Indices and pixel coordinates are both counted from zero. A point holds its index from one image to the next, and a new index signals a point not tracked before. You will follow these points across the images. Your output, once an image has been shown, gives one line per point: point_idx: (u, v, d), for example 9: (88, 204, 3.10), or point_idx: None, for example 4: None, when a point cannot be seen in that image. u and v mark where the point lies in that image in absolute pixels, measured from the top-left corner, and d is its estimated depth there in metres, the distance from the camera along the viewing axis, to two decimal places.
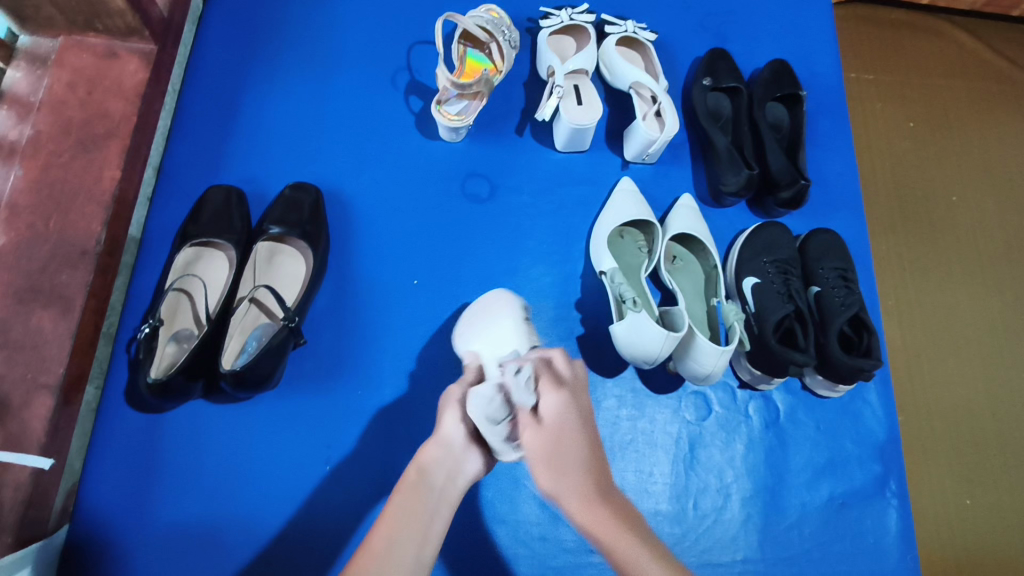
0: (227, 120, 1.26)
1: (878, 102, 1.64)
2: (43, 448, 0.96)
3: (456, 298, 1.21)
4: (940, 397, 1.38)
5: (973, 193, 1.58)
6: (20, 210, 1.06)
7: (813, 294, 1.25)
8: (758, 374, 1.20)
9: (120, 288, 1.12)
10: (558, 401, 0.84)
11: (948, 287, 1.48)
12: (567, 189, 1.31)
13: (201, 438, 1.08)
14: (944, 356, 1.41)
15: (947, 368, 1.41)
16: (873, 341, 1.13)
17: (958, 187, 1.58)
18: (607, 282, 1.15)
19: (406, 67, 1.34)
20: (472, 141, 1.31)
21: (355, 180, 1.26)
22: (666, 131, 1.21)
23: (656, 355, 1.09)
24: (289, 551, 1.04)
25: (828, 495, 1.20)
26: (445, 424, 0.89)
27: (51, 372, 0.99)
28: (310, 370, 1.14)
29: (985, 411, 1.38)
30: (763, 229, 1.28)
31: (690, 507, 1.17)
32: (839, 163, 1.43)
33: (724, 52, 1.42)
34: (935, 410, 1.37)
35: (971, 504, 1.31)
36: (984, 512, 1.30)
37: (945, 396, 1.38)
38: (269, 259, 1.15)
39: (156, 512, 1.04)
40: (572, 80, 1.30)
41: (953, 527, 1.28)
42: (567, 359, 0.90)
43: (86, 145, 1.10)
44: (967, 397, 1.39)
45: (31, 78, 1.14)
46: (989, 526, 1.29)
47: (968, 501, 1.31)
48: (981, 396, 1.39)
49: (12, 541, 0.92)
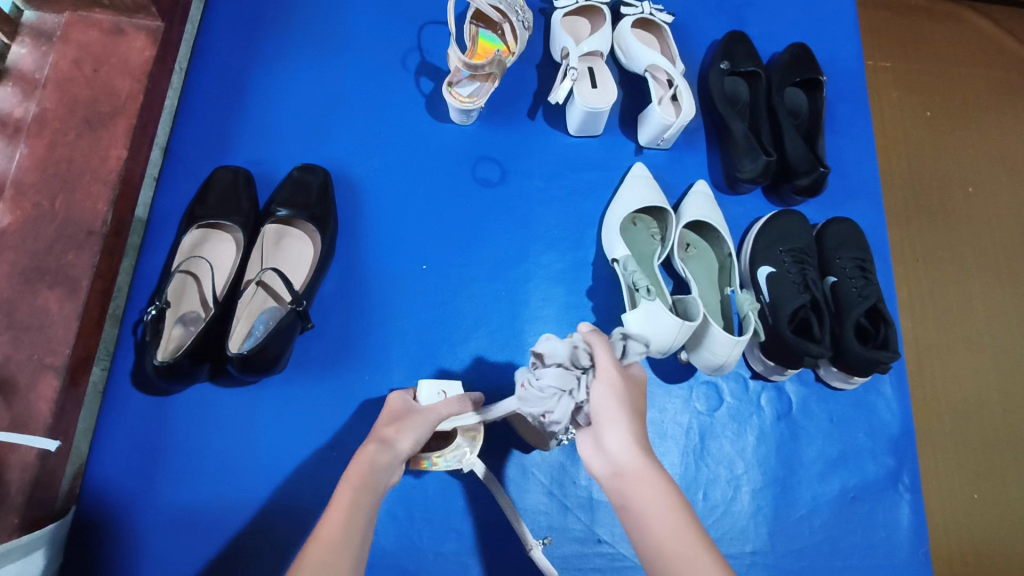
0: (234, 101, 1.24)
1: (895, 90, 1.60)
2: (50, 430, 0.95)
3: (464, 283, 1.19)
4: (952, 391, 1.35)
5: (989, 184, 1.54)
6: (25, 188, 1.04)
7: (829, 284, 1.23)
8: (772, 365, 1.18)
9: (126, 270, 1.11)
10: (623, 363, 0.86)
11: (961, 279, 1.45)
12: (579, 175, 1.28)
13: (208, 421, 1.07)
14: (955, 349, 1.39)
15: (958, 362, 1.38)
16: (890, 332, 1.12)
17: (974, 177, 1.54)
18: (620, 270, 1.13)
19: (417, 48, 1.31)
20: (483, 123, 1.28)
21: (364, 163, 1.24)
22: (682, 116, 1.19)
23: (670, 344, 1.07)
24: (296, 535, 1.04)
25: (840, 488, 1.18)
26: (404, 442, 0.89)
27: (57, 354, 0.97)
28: (317, 355, 1.13)
29: (996, 406, 1.36)
30: (779, 217, 1.26)
31: (699, 498, 1.16)
32: (858, 150, 1.40)
33: (743, 35, 1.38)
34: (946, 403, 1.34)
35: (979, 499, 1.29)
36: (993, 507, 1.28)
37: (956, 391, 1.35)
38: (277, 242, 1.13)
39: (162, 494, 1.03)
40: (587, 62, 1.28)
41: (962, 521, 1.27)
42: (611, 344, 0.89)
43: (93, 124, 1.08)
44: (979, 391, 1.36)
45: (36, 55, 1.12)
46: (996, 519, 1.27)
47: (977, 495, 1.29)
48: (992, 389, 1.37)
49: (19, 522, 0.91)
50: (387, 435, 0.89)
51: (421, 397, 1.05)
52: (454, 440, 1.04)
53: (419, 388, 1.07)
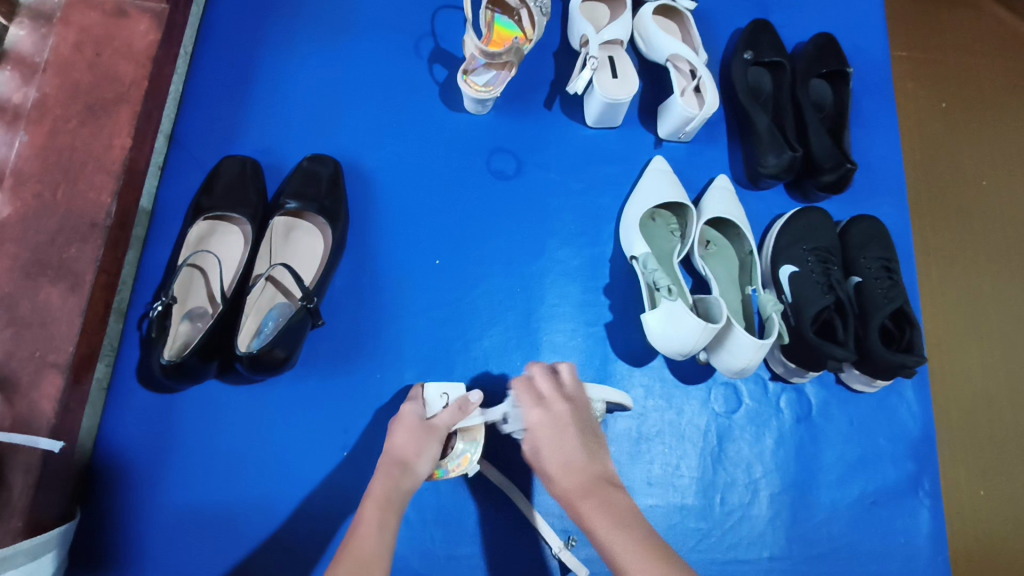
0: (241, 87, 1.20)
1: (911, 81, 1.52)
2: (54, 429, 0.92)
3: (477, 279, 1.16)
4: (961, 388, 1.30)
5: (1002, 178, 1.47)
6: (26, 177, 1.00)
7: (853, 285, 1.20)
8: (793, 367, 1.15)
9: (131, 262, 1.08)
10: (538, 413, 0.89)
11: (973, 275, 1.39)
12: (597, 168, 1.24)
13: (216, 420, 1.04)
14: (965, 348, 1.33)
15: (968, 359, 1.33)
16: (916, 335, 1.09)
17: (989, 170, 1.47)
18: (640, 268, 1.10)
19: (430, 33, 1.26)
20: (498, 113, 1.24)
21: (375, 153, 1.20)
22: (705, 108, 1.15)
23: (691, 347, 1.04)
24: (305, 535, 1.02)
25: (859, 493, 1.16)
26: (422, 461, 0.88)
27: (61, 351, 0.94)
28: (327, 353, 1.10)
29: (1005, 404, 1.31)
30: (804, 214, 1.22)
31: (716, 502, 1.14)
32: (881, 146, 1.35)
33: (767, 23, 1.33)
34: (954, 399, 1.30)
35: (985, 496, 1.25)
36: (1001, 505, 1.25)
37: (965, 388, 1.30)
38: (286, 235, 1.09)
39: (169, 495, 1.01)
40: (606, 51, 1.23)
41: (968, 519, 1.23)
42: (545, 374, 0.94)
43: (96, 111, 1.04)
44: (988, 390, 1.31)
45: (35, 37, 1.07)
46: (1001, 516, 1.24)
47: (982, 492, 1.25)
48: (1001, 388, 1.32)
49: (23, 525, 0.87)
50: (406, 454, 0.88)
51: (425, 400, 0.99)
52: (455, 447, 0.99)
53: (424, 386, 1.01)
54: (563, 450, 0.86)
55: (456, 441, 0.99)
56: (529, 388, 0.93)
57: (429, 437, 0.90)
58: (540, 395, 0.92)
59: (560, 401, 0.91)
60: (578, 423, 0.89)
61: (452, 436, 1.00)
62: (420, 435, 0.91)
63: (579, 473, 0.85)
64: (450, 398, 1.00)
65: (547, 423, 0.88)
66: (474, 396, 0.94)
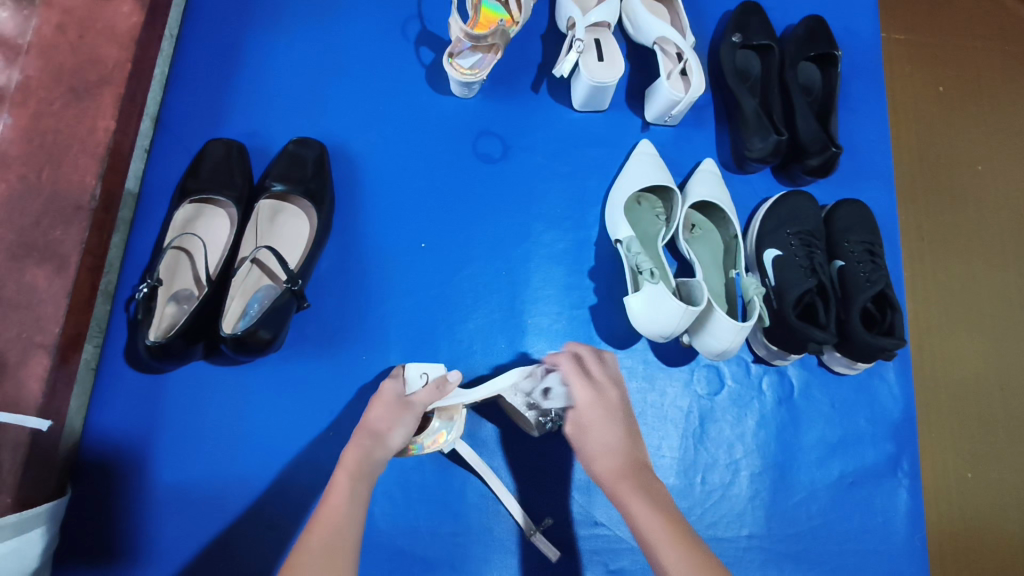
0: (227, 70, 1.20)
1: (907, 64, 1.50)
2: (41, 409, 0.93)
3: (462, 262, 1.17)
4: (951, 372, 1.31)
5: (999, 162, 1.47)
6: (10, 159, 1.00)
7: (836, 268, 1.20)
8: (775, 350, 1.16)
9: (117, 245, 1.09)
10: (587, 394, 0.95)
11: (965, 259, 1.39)
12: (583, 151, 1.24)
13: (202, 399, 1.06)
14: (953, 332, 1.34)
15: (958, 343, 1.33)
16: (897, 319, 1.10)
17: (984, 154, 1.47)
18: (623, 251, 1.11)
19: (417, 15, 1.26)
20: (485, 96, 1.24)
21: (362, 136, 1.20)
22: (691, 92, 1.15)
23: (672, 330, 1.05)
24: (292, 513, 1.04)
25: (838, 473, 1.18)
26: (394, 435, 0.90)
27: (47, 332, 0.96)
28: (312, 335, 1.11)
29: (994, 388, 1.32)
30: (788, 198, 1.23)
31: (697, 481, 1.15)
32: (870, 130, 1.35)
33: (757, 5, 1.32)
34: (944, 383, 1.30)
35: (972, 479, 1.26)
36: (986, 486, 1.26)
37: (954, 372, 1.31)
38: (271, 218, 1.10)
39: (157, 473, 1.03)
40: (594, 34, 1.22)
41: (953, 499, 1.24)
42: (598, 358, 1.01)
43: (79, 93, 1.04)
44: (977, 374, 1.32)
45: (18, 18, 1.06)
46: (987, 498, 1.25)
47: (969, 474, 1.26)
48: (991, 372, 1.32)
49: (12, 502, 0.89)
50: (381, 428, 0.90)
51: (404, 379, 1.01)
52: (432, 424, 1.00)
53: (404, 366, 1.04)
54: (607, 435, 0.92)
55: (433, 419, 1.01)
56: (578, 367, 0.99)
57: (405, 412, 0.92)
58: (590, 375, 0.98)
59: (609, 387, 0.97)
60: (625, 413, 0.95)
61: (429, 414, 1.02)
62: (397, 411, 0.93)
63: (619, 457, 0.90)
64: (429, 377, 1.02)
65: (595, 404, 0.95)
66: (452, 376, 0.96)
